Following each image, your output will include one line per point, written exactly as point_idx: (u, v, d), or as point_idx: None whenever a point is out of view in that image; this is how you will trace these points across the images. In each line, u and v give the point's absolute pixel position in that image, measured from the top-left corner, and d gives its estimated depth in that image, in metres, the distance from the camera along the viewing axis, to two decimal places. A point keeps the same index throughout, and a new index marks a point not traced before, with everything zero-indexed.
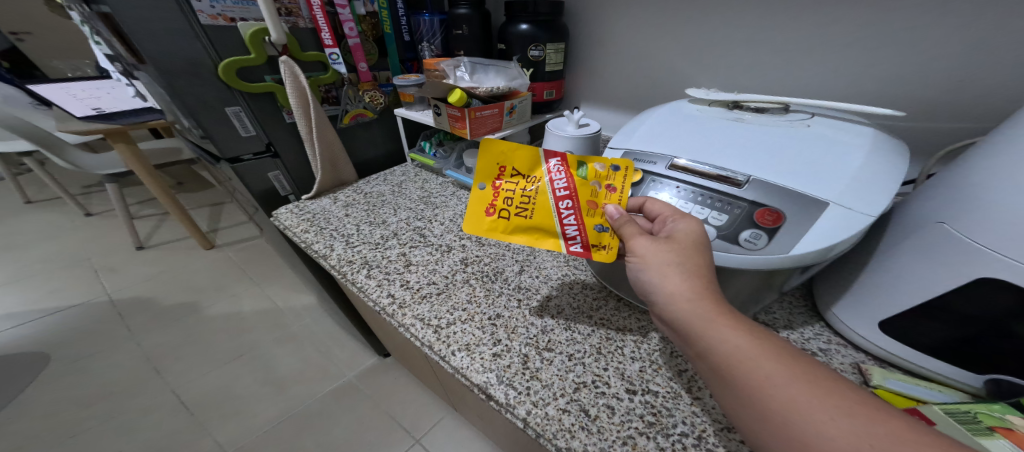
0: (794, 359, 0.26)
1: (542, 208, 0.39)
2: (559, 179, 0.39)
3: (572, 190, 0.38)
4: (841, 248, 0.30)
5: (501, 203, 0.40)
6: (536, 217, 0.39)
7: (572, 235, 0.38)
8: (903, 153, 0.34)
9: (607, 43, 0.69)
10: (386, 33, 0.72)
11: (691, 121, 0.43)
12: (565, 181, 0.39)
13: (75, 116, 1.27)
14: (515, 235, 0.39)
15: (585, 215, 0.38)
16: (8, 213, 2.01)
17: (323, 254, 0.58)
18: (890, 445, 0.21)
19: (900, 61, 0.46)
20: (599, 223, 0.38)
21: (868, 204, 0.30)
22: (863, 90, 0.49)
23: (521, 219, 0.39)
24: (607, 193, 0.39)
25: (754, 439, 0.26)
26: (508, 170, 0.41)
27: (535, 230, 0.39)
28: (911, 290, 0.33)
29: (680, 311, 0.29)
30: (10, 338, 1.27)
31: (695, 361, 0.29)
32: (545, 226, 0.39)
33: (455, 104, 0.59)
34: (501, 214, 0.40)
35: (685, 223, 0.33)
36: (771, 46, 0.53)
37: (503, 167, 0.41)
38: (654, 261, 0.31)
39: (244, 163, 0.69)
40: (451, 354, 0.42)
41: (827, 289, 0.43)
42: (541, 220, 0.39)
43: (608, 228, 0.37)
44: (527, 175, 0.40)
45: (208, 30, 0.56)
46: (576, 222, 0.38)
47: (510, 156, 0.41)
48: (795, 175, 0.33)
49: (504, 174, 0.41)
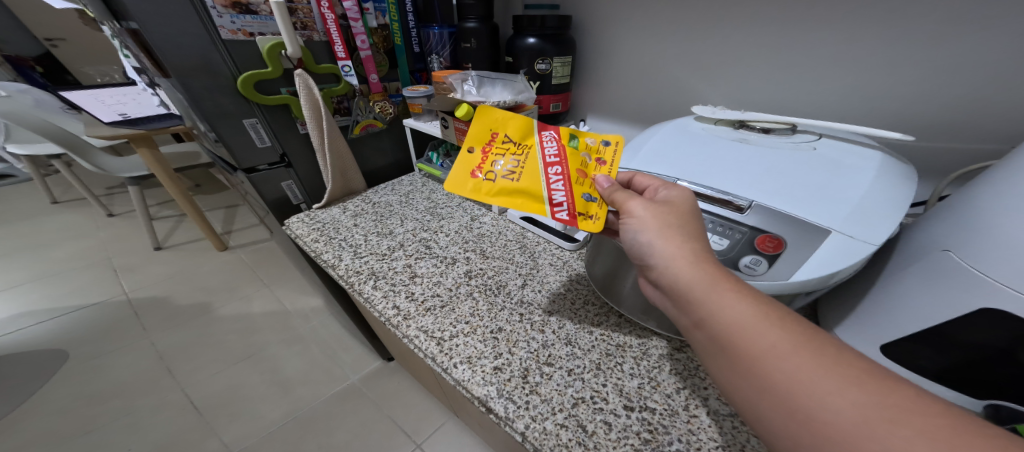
0: (800, 329, 0.26)
1: (529, 172, 0.41)
2: (550, 146, 0.42)
3: (562, 157, 0.41)
4: (842, 275, 0.30)
5: (489, 167, 0.43)
6: (523, 180, 0.41)
7: (559, 203, 0.40)
8: (910, 179, 0.34)
9: (614, 57, 0.70)
10: (397, 45, 0.74)
11: (696, 140, 0.43)
12: (556, 149, 0.41)
13: (102, 121, 1.34)
14: (498, 197, 0.42)
15: (573, 183, 0.40)
16: (36, 213, 2.10)
17: (332, 264, 0.59)
18: (896, 416, 0.21)
19: (910, 81, 0.45)
20: (587, 192, 0.39)
21: (870, 232, 0.29)
22: (873, 107, 0.48)
23: (507, 182, 0.42)
24: (597, 165, 0.41)
25: (755, 410, 0.26)
26: (499, 137, 0.44)
27: (520, 194, 0.41)
28: (916, 314, 0.32)
29: (682, 275, 0.30)
30: (33, 334, 1.32)
31: (697, 331, 0.29)
32: (531, 189, 0.41)
33: (463, 118, 0.61)
34: (487, 177, 0.43)
35: (676, 190, 0.34)
36: (778, 62, 0.53)
37: (495, 134, 0.45)
38: (654, 222, 0.32)
39: (259, 173, 0.71)
40: (452, 367, 0.42)
41: (831, 309, 0.42)
42: (528, 184, 0.41)
43: (596, 197, 0.39)
44: (518, 142, 0.43)
45: (228, 45, 0.59)
46: (564, 189, 0.40)
47: (503, 125, 0.44)
48: (800, 200, 0.33)
49: (494, 141, 0.44)
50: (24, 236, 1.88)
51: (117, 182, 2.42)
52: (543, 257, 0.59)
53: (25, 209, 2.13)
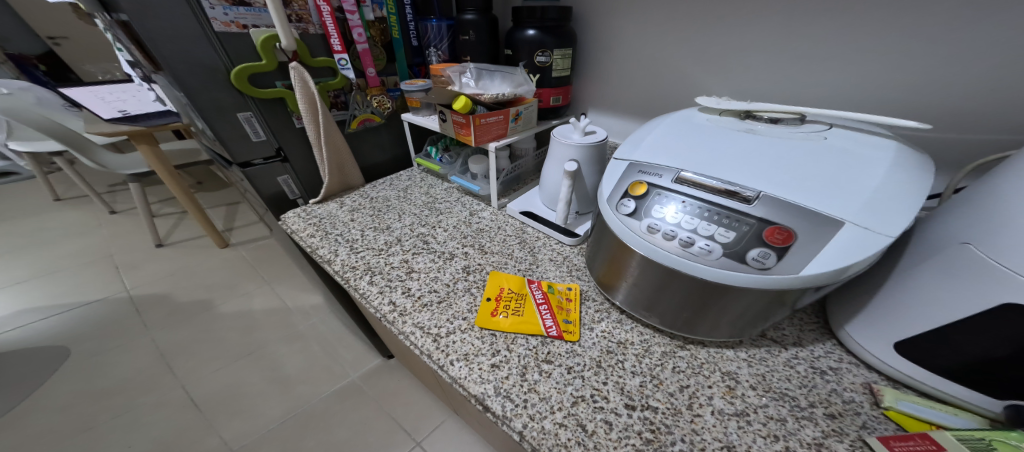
0: None
1: (528, 311, 0.46)
2: (539, 294, 0.49)
3: (547, 300, 0.48)
4: (855, 269, 0.30)
5: (498, 302, 0.48)
6: (523, 314, 0.46)
7: (549, 323, 0.45)
8: (928, 169, 0.32)
9: (616, 50, 0.68)
10: (395, 38, 0.73)
11: (701, 131, 0.41)
12: (543, 295, 0.48)
13: (102, 118, 1.33)
14: (503, 321, 0.45)
15: (557, 312, 0.46)
16: (38, 210, 2.10)
17: (328, 259, 0.58)
18: None
19: (923, 69, 0.44)
20: (567, 318, 0.46)
21: (888, 224, 0.29)
22: (884, 97, 0.47)
23: (512, 316, 0.46)
24: (571, 308, 0.47)
25: None
26: (506, 292, 0.50)
27: (521, 322, 0.45)
28: (928, 310, 0.32)
29: None
30: (34, 331, 1.32)
31: None
32: (528, 319, 0.45)
33: (460, 111, 0.59)
34: (495, 302, 0.48)
35: None
36: (786, 53, 0.52)
37: (502, 290, 0.50)
38: None
39: (254, 168, 0.70)
40: (449, 364, 0.41)
41: (840, 306, 0.41)
42: (527, 317, 0.46)
43: (574, 321, 0.45)
44: (518, 292, 0.50)
45: (222, 38, 0.57)
46: (552, 318, 0.45)
47: (509, 285, 0.51)
48: (811, 191, 0.32)
49: (502, 294, 0.49)
50: (26, 234, 1.88)
51: (118, 180, 2.42)
52: (543, 253, 0.58)
53: (28, 206, 2.13)
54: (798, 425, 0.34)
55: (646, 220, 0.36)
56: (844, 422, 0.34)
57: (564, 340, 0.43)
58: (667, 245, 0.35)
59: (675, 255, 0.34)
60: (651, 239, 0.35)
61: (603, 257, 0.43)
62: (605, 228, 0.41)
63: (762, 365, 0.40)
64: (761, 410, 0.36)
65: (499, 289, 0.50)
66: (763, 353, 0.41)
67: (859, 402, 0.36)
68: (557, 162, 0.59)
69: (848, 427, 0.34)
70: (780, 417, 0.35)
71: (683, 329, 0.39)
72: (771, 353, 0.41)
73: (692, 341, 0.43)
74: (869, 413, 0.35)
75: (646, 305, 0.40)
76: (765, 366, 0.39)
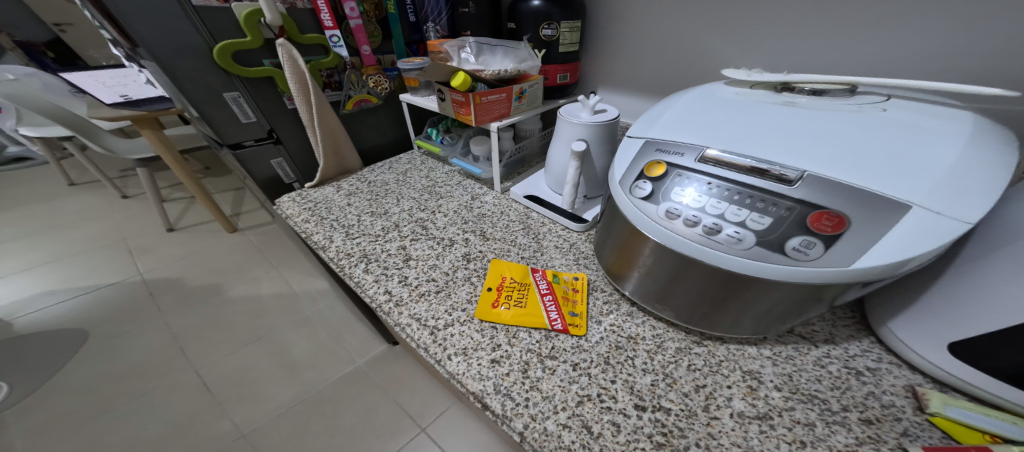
0: None
1: (531, 303, 0.43)
2: (542, 282, 0.46)
3: (551, 289, 0.45)
4: (915, 263, 0.26)
5: (500, 294, 0.45)
6: (526, 306, 0.43)
7: (553, 316, 0.42)
8: (1009, 144, 0.27)
9: (631, 22, 0.63)
10: (390, 14, 0.67)
11: (730, 105, 0.36)
12: (546, 283, 0.46)
13: (105, 103, 1.29)
14: (503, 311, 0.43)
15: (563, 304, 0.43)
16: (53, 195, 2.12)
17: (322, 245, 0.55)
18: None
19: (1005, 30, 0.38)
20: (572, 309, 0.43)
21: (963, 207, 0.24)
22: (953, 64, 0.41)
23: (516, 308, 0.43)
24: (574, 298, 0.44)
25: None
26: (509, 279, 0.47)
27: (525, 316, 0.42)
28: (998, 310, 0.28)
29: None
30: (51, 314, 1.34)
31: None
32: (530, 313, 0.42)
33: (459, 88, 0.55)
34: (496, 292, 0.45)
35: None
36: (831, 19, 0.46)
37: (505, 278, 0.47)
38: None
39: (245, 150, 0.68)
40: (447, 359, 0.38)
41: (881, 300, 0.37)
42: (530, 310, 0.43)
43: (580, 313, 0.42)
44: (520, 281, 0.47)
45: (201, 13, 0.53)
46: (556, 308, 0.42)
47: (512, 271, 0.48)
48: (867, 171, 0.27)
49: (505, 282, 0.47)
50: (42, 218, 1.90)
51: (129, 165, 2.42)
52: (548, 239, 0.54)
53: (43, 192, 2.15)
54: (828, 430, 0.31)
55: (664, 204, 0.33)
56: (881, 429, 0.31)
57: (570, 334, 0.40)
58: (688, 232, 0.31)
59: (696, 243, 0.30)
60: (669, 225, 0.32)
61: (612, 243, 0.40)
62: (616, 212, 0.37)
63: (788, 364, 0.36)
64: (786, 413, 0.32)
65: (500, 279, 0.47)
66: (790, 351, 0.37)
67: (900, 406, 0.32)
68: (564, 142, 0.55)
69: (886, 435, 0.30)
70: (808, 421, 0.32)
71: (701, 325, 0.36)
72: (800, 352, 0.37)
73: (710, 337, 0.39)
74: (911, 420, 0.31)
75: (660, 298, 0.37)
76: (792, 365, 0.36)
